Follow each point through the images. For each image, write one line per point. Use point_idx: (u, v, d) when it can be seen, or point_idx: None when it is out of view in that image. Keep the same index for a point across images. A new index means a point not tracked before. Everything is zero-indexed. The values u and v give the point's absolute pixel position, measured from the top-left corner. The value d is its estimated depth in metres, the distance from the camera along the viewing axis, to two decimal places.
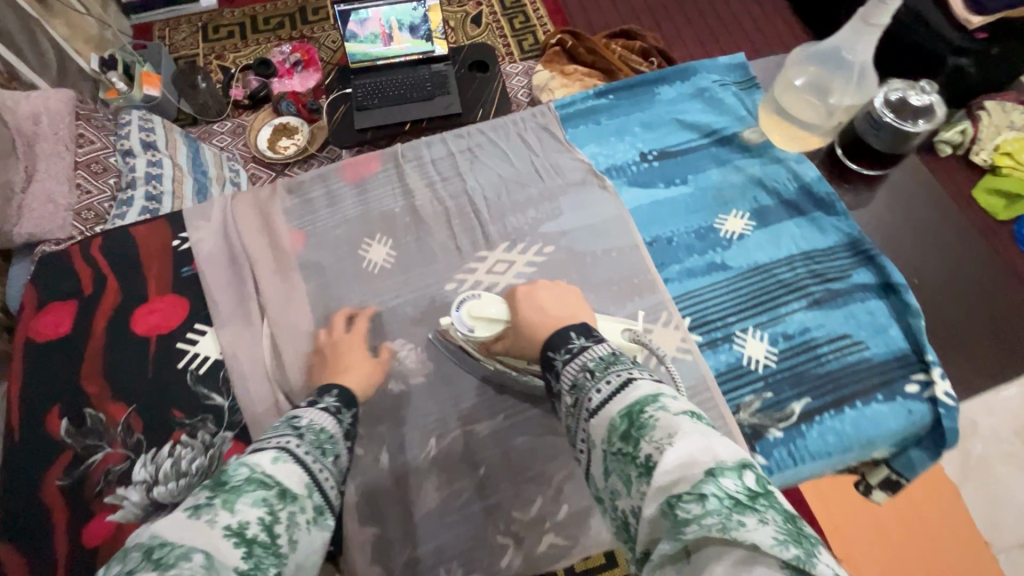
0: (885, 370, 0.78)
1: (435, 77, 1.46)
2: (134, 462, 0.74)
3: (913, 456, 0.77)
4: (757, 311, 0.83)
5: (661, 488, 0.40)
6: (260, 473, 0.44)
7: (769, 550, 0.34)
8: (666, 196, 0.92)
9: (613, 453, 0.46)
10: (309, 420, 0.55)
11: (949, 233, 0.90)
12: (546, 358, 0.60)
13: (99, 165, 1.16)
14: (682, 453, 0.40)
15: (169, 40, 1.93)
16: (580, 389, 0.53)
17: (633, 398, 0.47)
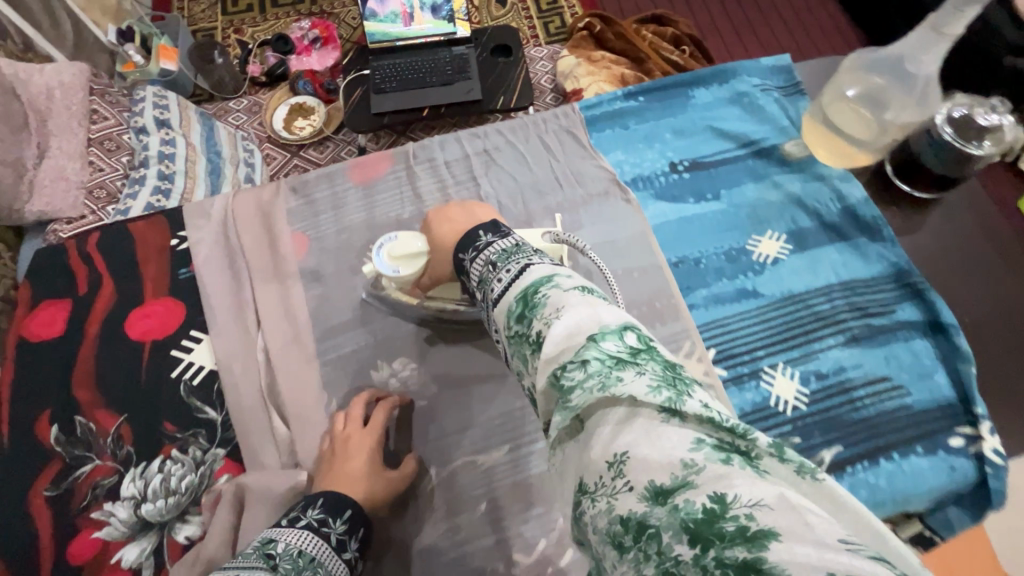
0: (927, 419, 0.71)
1: (456, 61, 1.37)
2: (123, 476, 0.71)
3: (952, 515, 0.70)
4: (789, 346, 0.76)
5: (551, 360, 0.37)
6: None
7: (646, 398, 0.31)
8: (696, 212, 0.85)
9: (512, 336, 0.44)
10: (286, 544, 0.52)
11: (1009, 269, 0.81)
12: (459, 261, 0.58)
13: (112, 142, 1.06)
14: (567, 324, 0.38)
15: (187, 12, 1.88)
16: (483, 281, 0.51)
17: (528, 282, 0.45)
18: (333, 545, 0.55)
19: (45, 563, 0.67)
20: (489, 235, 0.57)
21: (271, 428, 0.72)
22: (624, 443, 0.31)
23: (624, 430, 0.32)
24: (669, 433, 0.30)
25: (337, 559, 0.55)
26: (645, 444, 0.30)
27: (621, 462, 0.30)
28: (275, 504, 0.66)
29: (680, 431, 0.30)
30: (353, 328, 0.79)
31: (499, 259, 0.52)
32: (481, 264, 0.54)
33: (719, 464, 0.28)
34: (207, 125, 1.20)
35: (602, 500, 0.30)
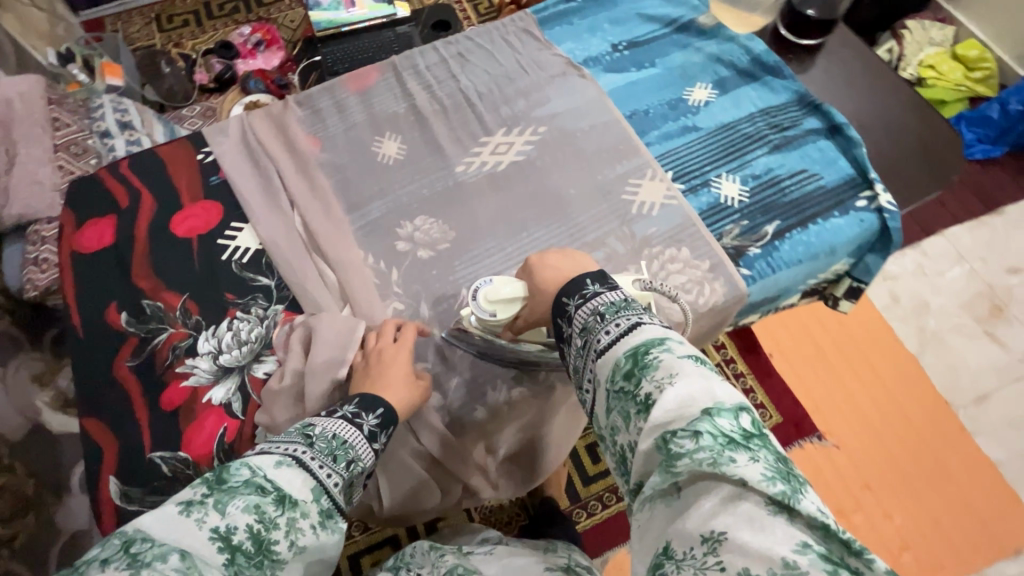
0: (838, 192, 0.92)
1: (399, 38, 1.70)
2: (196, 338, 0.81)
3: (869, 262, 0.92)
4: (728, 160, 0.96)
5: (661, 426, 0.48)
6: (259, 478, 0.49)
7: (759, 487, 0.42)
8: (639, 78, 1.04)
9: (615, 391, 0.54)
10: (323, 428, 0.59)
11: (880, 86, 1.05)
12: (561, 304, 0.64)
13: (77, 147, 1.19)
14: (679, 395, 0.49)
15: (124, 33, 2.06)
16: (590, 330, 0.59)
17: (640, 341, 0.55)
18: (366, 434, 0.61)
19: (142, 415, 0.77)
20: (596, 285, 0.63)
21: (323, 278, 0.85)
22: (722, 527, 0.43)
23: (727, 511, 0.43)
24: (770, 522, 0.42)
25: (368, 446, 0.61)
26: (745, 531, 0.42)
27: (717, 541, 0.42)
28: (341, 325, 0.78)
29: (786, 526, 0.41)
30: (375, 200, 0.93)
31: (606, 309, 0.60)
32: (585, 311, 0.61)
33: (820, 570, 0.39)
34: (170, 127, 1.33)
35: (690, 568, 0.43)
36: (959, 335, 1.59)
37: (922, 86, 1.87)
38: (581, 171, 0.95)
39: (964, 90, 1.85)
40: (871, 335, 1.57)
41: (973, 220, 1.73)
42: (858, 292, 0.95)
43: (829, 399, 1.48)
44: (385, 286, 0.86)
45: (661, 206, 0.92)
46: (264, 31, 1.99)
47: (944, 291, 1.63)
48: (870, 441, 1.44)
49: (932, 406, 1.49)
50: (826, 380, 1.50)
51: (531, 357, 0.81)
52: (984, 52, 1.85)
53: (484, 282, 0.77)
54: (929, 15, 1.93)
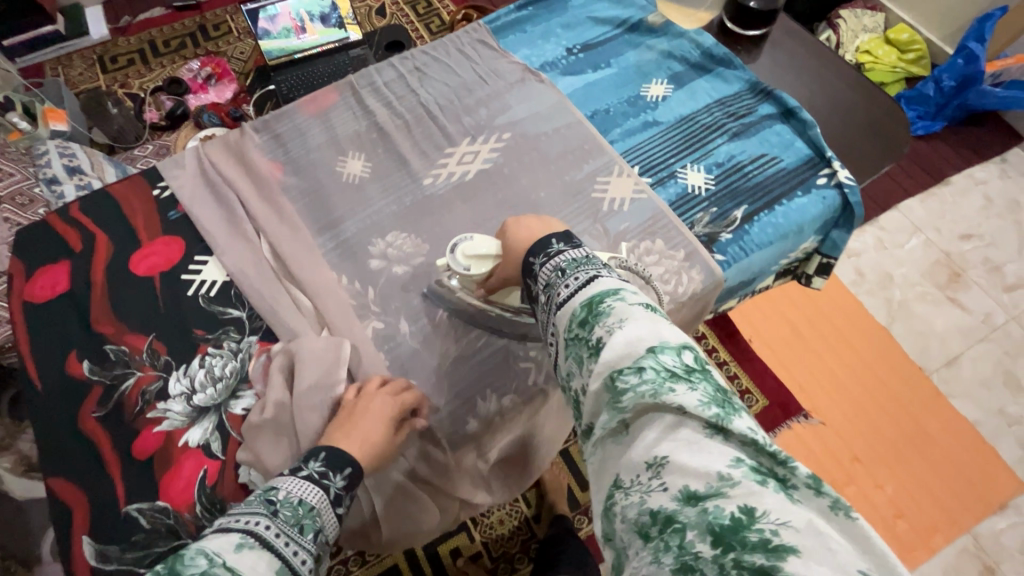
0: (799, 172, 0.95)
1: (354, 61, 1.70)
2: (167, 379, 0.78)
3: (836, 237, 0.94)
4: (691, 150, 0.98)
5: (610, 367, 0.50)
6: (218, 565, 0.45)
7: (697, 412, 0.44)
8: (596, 79, 1.06)
9: (572, 338, 0.56)
10: (287, 493, 0.56)
11: (824, 70, 1.10)
12: (528, 265, 0.65)
13: (24, 198, 1.22)
14: (628, 335, 0.51)
15: (66, 77, 1.99)
16: (548, 287, 0.61)
17: (594, 293, 0.56)
18: (332, 498, 0.59)
19: (114, 466, 0.73)
20: (560, 244, 0.64)
21: (296, 303, 0.82)
22: (664, 452, 0.45)
23: (668, 437, 0.45)
24: (707, 443, 0.44)
25: (333, 512, 0.59)
26: (684, 453, 0.44)
27: (660, 465, 0.44)
28: (320, 351, 0.76)
29: (721, 446, 0.43)
30: (344, 221, 0.90)
31: (565, 265, 0.61)
32: (549, 268, 0.62)
33: (750, 482, 0.41)
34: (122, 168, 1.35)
35: (637, 491, 0.45)
36: (925, 301, 1.65)
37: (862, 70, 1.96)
38: (549, 173, 0.95)
39: (900, 71, 1.95)
40: (843, 312, 1.61)
41: (924, 192, 1.80)
42: (829, 267, 0.98)
43: (809, 377, 1.51)
44: (362, 305, 0.84)
45: (632, 201, 0.92)
46: (213, 65, 1.98)
47: (907, 262, 1.69)
48: (854, 411, 1.47)
49: (907, 372, 1.54)
50: (805, 359, 1.53)
51: (518, 363, 0.80)
52: (914, 35, 1.95)
53: (466, 237, 0.78)
54: (862, 3, 2.02)
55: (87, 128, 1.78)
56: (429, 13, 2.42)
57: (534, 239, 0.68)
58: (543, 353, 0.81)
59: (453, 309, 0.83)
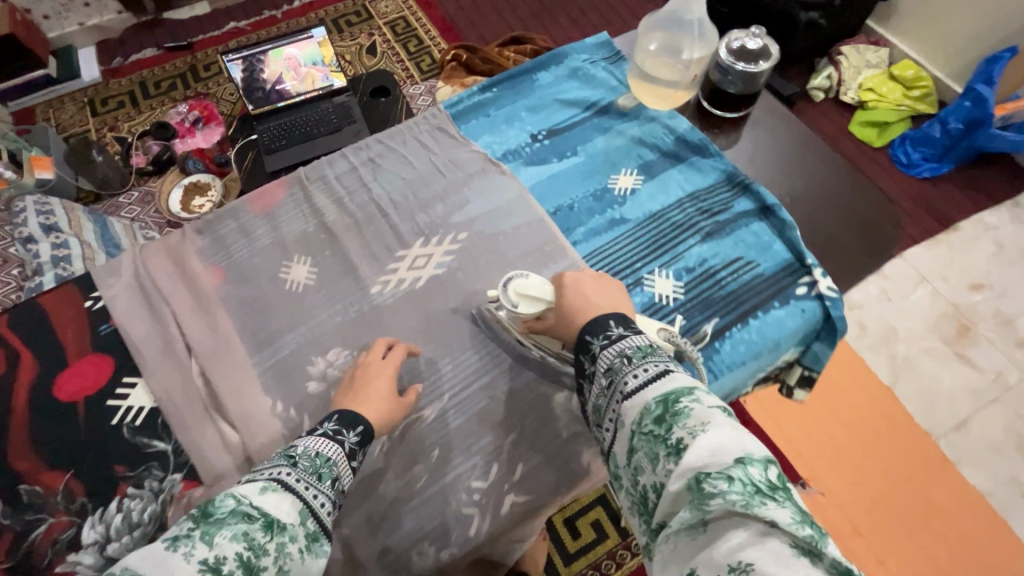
0: (777, 280, 0.87)
1: (339, 109, 1.67)
2: (81, 525, 0.72)
3: (817, 350, 0.87)
4: (659, 254, 0.91)
5: (694, 467, 0.48)
6: (245, 505, 0.50)
7: (786, 528, 0.42)
8: (560, 170, 1.00)
9: (643, 432, 0.55)
10: (306, 447, 0.60)
11: (811, 155, 1.01)
12: (584, 341, 0.66)
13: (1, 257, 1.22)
14: (712, 441, 0.49)
15: (56, 121, 1.98)
16: (616, 372, 0.61)
17: (671, 388, 0.56)
18: (348, 451, 0.63)
19: None
20: (619, 327, 0.65)
21: (223, 439, 0.77)
22: (750, 556, 0.41)
23: (752, 545, 0.42)
24: (796, 563, 0.40)
25: (348, 464, 0.62)
26: (771, 563, 0.40)
27: (745, 569, 0.41)
28: None
29: (811, 569, 0.40)
30: (285, 335, 0.85)
31: (631, 353, 0.62)
32: (610, 354, 0.63)
33: None
34: (99, 222, 1.39)
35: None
36: (929, 357, 1.52)
37: (864, 109, 1.88)
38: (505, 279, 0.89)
39: (906, 109, 1.85)
40: (847, 371, 1.50)
41: (930, 239, 1.68)
42: (811, 379, 0.89)
43: (810, 442, 1.40)
44: (295, 436, 0.77)
45: None
46: (201, 108, 1.97)
47: (910, 314, 1.57)
48: (857, 481, 1.35)
49: (916, 439, 1.41)
50: (804, 423, 1.42)
51: (460, 510, 0.73)
52: (920, 71, 1.86)
53: (519, 275, 0.79)
54: (863, 38, 1.94)
55: (75, 177, 1.74)
56: (419, 52, 2.23)
57: (590, 312, 0.69)
58: (488, 497, 0.74)
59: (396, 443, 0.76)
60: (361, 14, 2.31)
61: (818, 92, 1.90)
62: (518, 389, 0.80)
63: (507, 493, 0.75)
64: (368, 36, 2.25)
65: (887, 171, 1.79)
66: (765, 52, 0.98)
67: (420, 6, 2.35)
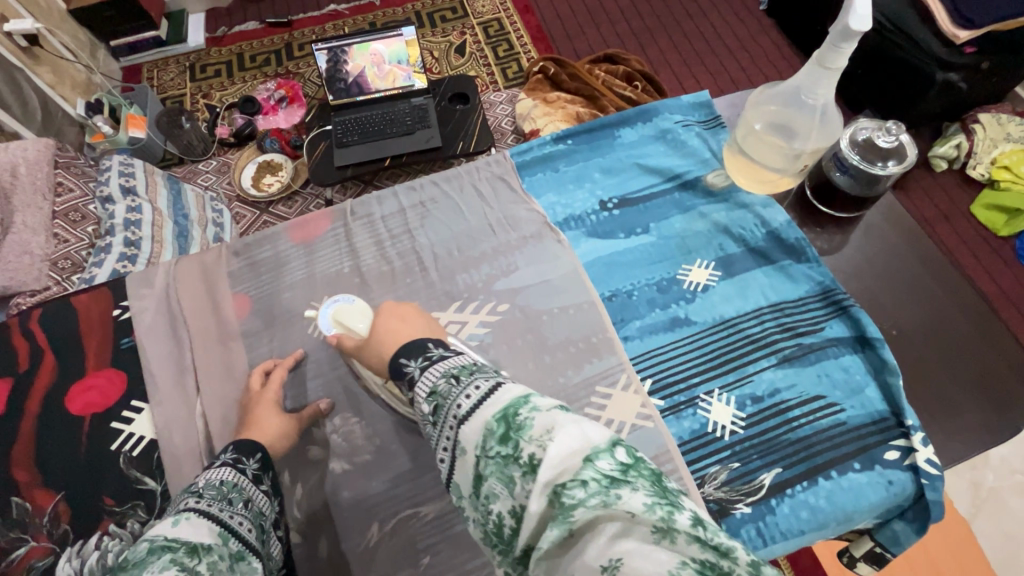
0: (862, 434, 0.72)
1: (415, 111, 1.59)
2: (59, 556, 0.69)
3: (898, 530, 0.71)
4: (723, 370, 0.78)
5: (548, 480, 0.36)
6: (162, 540, 0.46)
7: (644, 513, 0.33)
8: (625, 248, 0.88)
9: (488, 457, 0.41)
10: (208, 479, 0.59)
11: (930, 281, 0.85)
12: (399, 364, 0.56)
13: (77, 213, 1.11)
14: (561, 445, 0.38)
15: (158, 81, 2.03)
16: (444, 397, 0.48)
17: (506, 400, 0.44)
18: (251, 478, 0.63)
19: None
20: (439, 348, 0.56)
21: None
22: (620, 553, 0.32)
23: (617, 541, 0.33)
24: (661, 551, 0.31)
25: (256, 488, 0.62)
26: (640, 556, 0.31)
27: (615, 568, 0.31)
28: None
29: (671, 555, 0.31)
30: (303, 383, 0.80)
31: (457, 372, 0.50)
32: (432, 374, 0.52)
33: None
34: (173, 188, 1.23)
35: None
36: None
37: (994, 189, 1.58)
38: (539, 368, 0.79)
39: None
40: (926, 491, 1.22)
41: None
42: (882, 558, 0.74)
43: None
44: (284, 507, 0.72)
45: (634, 429, 0.74)
46: (287, 87, 1.85)
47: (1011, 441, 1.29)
48: None
49: None
50: None
51: None
52: None
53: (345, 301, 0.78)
54: (1009, 107, 1.64)
55: (163, 140, 1.77)
56: (509, 57, 2.11)
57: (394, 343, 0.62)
58: None
59: (387, 541, 0.70)
60: (457, 11, 2.23)
61: (942, 161, 1.63)
62: None
63: None
64: (459, 35, 2.16)
65: (1011, 270, 1.51)
66: (898, 153, 0.82)
67: (518, 9, 2.24)
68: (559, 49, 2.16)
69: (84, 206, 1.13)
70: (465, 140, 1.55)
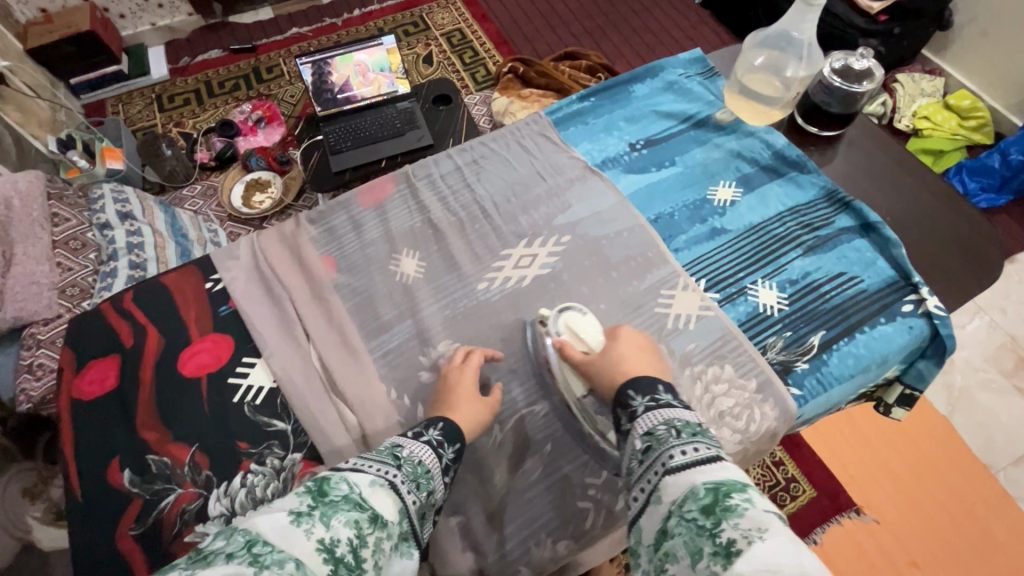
0: (882, 296, 0.88)
1: (402, 114, 1.66)
2: (207, 498, 0.74)
3: (922, 368, 0.86)
4: (762, 264, 0.92)
5: (743, 573, 0.41)
6: (357, 496, 0.50)
7: None
8: (659, 179, 1.01)
9: (684, 518, 0.48)
10: (410, 452, 0.63)
11: (908, 178, 1.03)
12: (626, 395, 0.66)
13: (77, 241, 1.12)
14: (769, 552, 0.42)
15: (125, 114, 2.04)
16: (660, 440, 0.57)
17: (720, 476, 0.50)
18: (443, 465, 0.66)
19: None
20: (667, 394, 0.65)
21: (343, 422, 0.79)
22: None
23: None
24: None
25: (442, 478, 0.65)
26: None
27: None
28: None
29: None
30: (397, 323, 0.87)
31: (680, 426, 0.59)
32: (654, 418, 0.61)
33: None
34: (169, 213, 1.28)
35: None
36: (986, 390, 1.45)
37: (918, 138, 1.83)
38: (608, 283, 0.91)
39: (962, 138, 1.81)
40: None
41: None
42: (912, 399, 0.89)
43: (857, 463, 1.31)
44: (410, 423, 0.79)
45: (697, 318, 0.87)
46: (264, 108, 1.96)
47: (968, 343, 1.51)
48: (913, 513, 1.24)
49: (977, 470, 1.32)
50: (853, 443, 1.33)
51: (576, 503, 0.75)
52: (976, 103, 1.82)
53: (575, 310, 0.82)
54: (918, 67, 1.93)
55: (141, 168, 1.76)
56: (475, 63, 2.26)
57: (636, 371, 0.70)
58: (603, 492, 0.75)
59: (515, 437, 0.79)
60: (418, 24, 2.36)
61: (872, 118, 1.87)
62: None
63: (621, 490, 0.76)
64: (425, 47, 2.29)
65: None
66: (869, 74, 1.00)
67: (477, 19, 2.39)
68: (522, 52, 2.31)
69: (82, 234, 1.15)
70: (455, 135, 1.66)
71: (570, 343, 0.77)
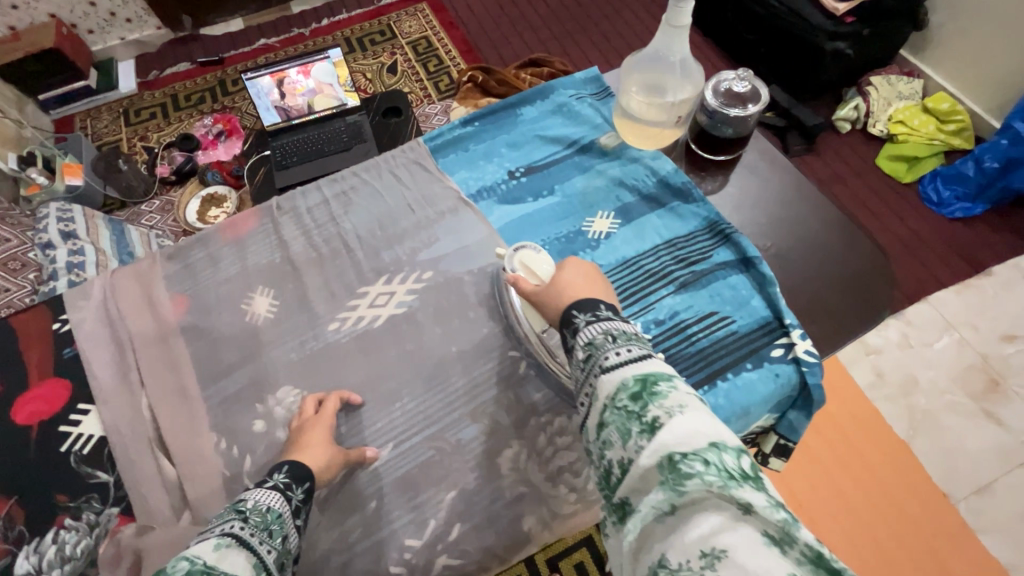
0: (751, 339, 0.82)
1: (350, 128, 1.41)
2: (17, 554, 0.71)
3: (792, 419, 0.81)
4: (629, 302, 0.86)
5: (665, 445, 0.44)
6: (200, 565, 0.47)
7: (763, 515, 0.38)
8: (535, 210, 0.96)
9: (616, 408, 0.50)
10: (254, 501, 0.59)
11: (802, 207, 0.97)
12: (569, 314, 0.61)
13: (17, 262, 1.03)
14: (689, 423, 0.45)
15: (91, 130, 1.92)
16: (597, 347, 0.55)
17: (651, 369, 0.51)
18: (295, 506, 0.62)
19: None
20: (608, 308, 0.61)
21: (162, 475, 0.77)
22: (725, 541, 0.38)
23: (725, 531, 0.38)
24: (774, 554, 0.37)
25: (295, 521, 0.61)
26: (747, 551, 0.37)
27: (718, 556, 0.37)
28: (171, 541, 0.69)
29: (781, 559, 0.37)
30: (239, 367, 0.85)
31: (616, 333, 0.57)
32: (594, 328, 0.58)
33: None
34: (116, 228, 1.17)
35: None
36: (955, 414, 1.31)
37: (894, 143, 1.73)
38: (463, 324, 0.86)
39: (939, 143, 1.70)
40: (860, 419, 1.30)
41: (959, 283, 1.50)
42: (787, 450, 0.83)
43: (813, 497, 1.20)
44: (233, 476, 0.77)
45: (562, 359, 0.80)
46: (225, 121, 1.88)
47: (936, 362, 1.37)
48: (875, 556, 1.14)
49: (941, 511, 1.21)
50: (807, 469, 1.23)
51: (389, 567, 0.71)
52: (956, 105, 1.71)
53: (530, 248, 0.81)
54: (895, 68, 1.81)
55: (103, 185, 1.63)
56: (439, 71, 2.14)
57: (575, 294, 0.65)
58: (420, 556, 0.72)
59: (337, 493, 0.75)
60: (385, 33, 2.23)
61: (846, 123, 1.75)
62: (464, 442, 0.78)
63: (440, 554, 0.72)
64: (389, 56, 2.17)
65: (914, 211, 1.63)
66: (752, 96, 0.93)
67: (443, 26, 2.27)
68: (488, 61, 2.22)
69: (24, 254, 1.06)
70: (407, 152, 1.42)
71: (526, 277, 0.76)
